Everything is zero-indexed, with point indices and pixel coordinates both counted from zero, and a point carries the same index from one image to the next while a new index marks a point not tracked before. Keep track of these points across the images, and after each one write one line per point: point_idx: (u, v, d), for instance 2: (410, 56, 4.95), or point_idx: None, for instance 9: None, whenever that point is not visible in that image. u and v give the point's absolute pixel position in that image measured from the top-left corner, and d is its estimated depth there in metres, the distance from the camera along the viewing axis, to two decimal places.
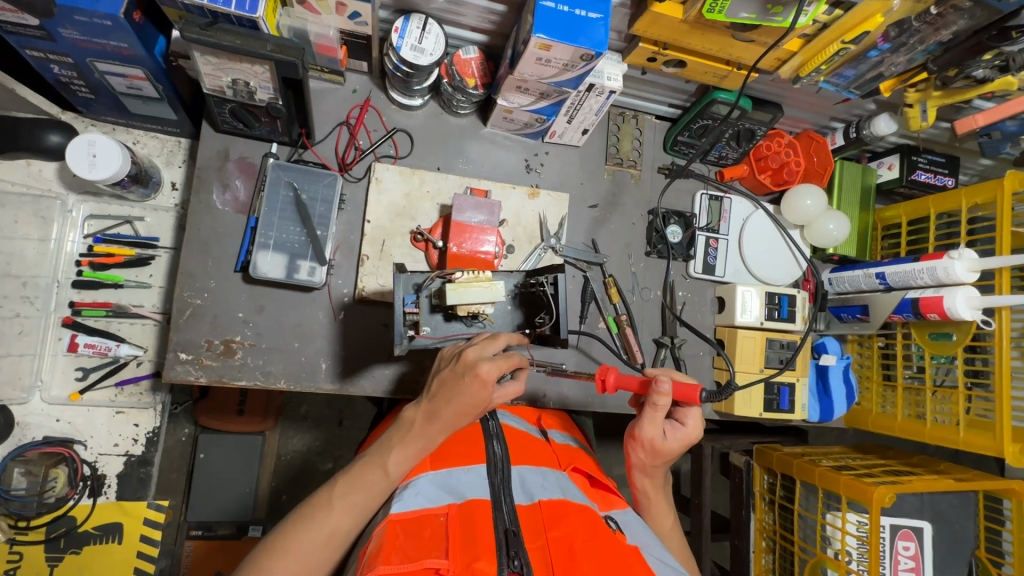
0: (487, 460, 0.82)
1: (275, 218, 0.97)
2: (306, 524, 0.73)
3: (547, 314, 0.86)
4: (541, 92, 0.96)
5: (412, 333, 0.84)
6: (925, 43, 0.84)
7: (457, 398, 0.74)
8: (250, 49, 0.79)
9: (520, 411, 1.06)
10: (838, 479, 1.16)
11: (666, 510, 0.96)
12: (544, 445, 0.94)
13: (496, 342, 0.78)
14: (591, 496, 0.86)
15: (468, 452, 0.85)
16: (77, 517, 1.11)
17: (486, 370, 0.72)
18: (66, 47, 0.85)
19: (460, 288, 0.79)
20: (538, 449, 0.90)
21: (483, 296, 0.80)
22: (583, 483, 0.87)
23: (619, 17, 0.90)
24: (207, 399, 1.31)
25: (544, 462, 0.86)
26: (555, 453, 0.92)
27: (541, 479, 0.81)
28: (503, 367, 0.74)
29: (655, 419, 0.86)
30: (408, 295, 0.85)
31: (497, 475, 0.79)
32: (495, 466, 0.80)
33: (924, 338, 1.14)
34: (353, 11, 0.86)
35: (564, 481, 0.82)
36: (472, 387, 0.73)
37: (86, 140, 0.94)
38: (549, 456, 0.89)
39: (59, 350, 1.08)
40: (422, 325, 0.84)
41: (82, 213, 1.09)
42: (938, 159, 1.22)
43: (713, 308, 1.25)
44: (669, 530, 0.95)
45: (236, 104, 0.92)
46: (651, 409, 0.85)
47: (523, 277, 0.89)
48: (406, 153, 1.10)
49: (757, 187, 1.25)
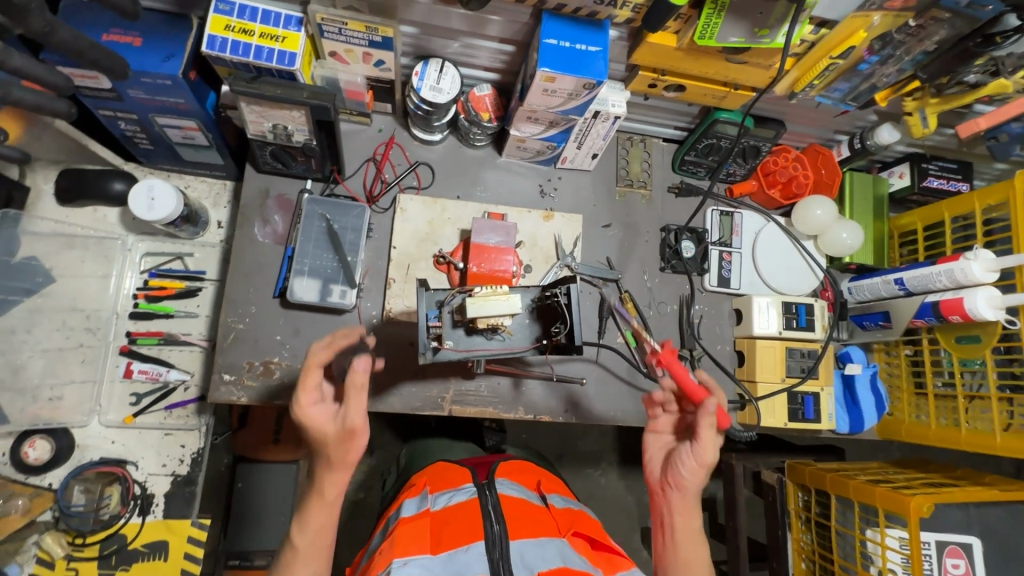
0: (483, 536, 0.81)
1: (310, 246, 1.06)
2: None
3: (562, 323, 0.90)
4: (550, 121, 1.04)
5: (436, 344, 0.89)
6: (912, 53, 0.86)
7: (335, 454, 0.75)
8: (290, 96, 0.90)
9: (519, 474, 1.03)
10: (873, 491, 1.14)
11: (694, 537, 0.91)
12: (544, 512, 0.92)
13: (305, 392, 0.74)
14: (594, 558, 0.85)
15: (465, 528, 0.83)
16: (127, 535, 1.12)
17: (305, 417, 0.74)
18: (132, 105, 0.98)
19: (480, 300, 0.84)
20: (537, 515, 0.89)
21: (501, 308, 0.85)
22: (585, 549, 0.86)
23: (618, 49, 0.97)
24: (246, 428, 1.37)
25: (542, 531, 0.85)
26: (555, 519, 0.91)
27: (540, 550, 0.81)
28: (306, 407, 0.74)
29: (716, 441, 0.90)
30: (432, 310, 0.91)
31: (496, 552, 0.79)
32: (493, 546, 0.79)
33: (950, 342, 1.13)
34: (378, 59, 0.97)
35: (565, 549, 0.82)
36: (337, 438, 0.75)
37: (145, 186, 1.06)
38: (548, 523, 0.89)
39: (117, 376, 1.16)
40: (445, 338, 0.89)
41: (140, 251, 1.21)
42: (949, 166, 1.25)
43: (731, 321, 1.26)
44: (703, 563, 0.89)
45: (276, 146, 1.02)
46: (704, 433, 0.88)
47: (539, 291, 0.94)
48: (428, 184, 1.19)
49: (768, 201, 1.30)
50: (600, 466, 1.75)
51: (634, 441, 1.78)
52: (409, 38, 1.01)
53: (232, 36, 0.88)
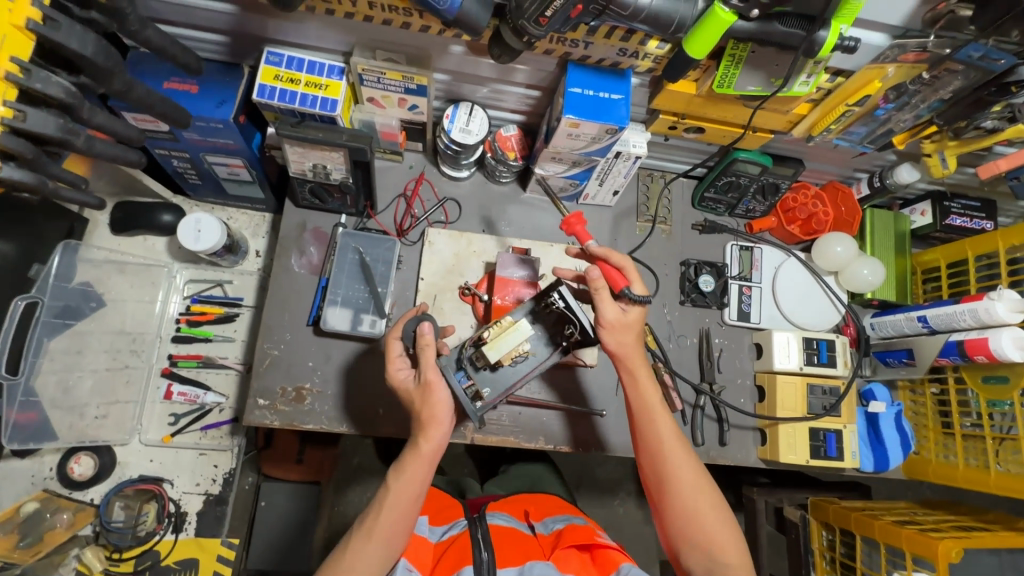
0: (472, 563, 0.82)
1: (343, 277, 1.12)
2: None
3: (572, 324, 0.95)
4: (573, 161, 1.09)
5: (478, 400, 0.94)
6: (927, 101, 0.89)
7: (424, 409, 0.88)
8: (331, 139, 0.97)
9: (508, 504, 1.05)
10: (900, 532, 1.12)
11: (680, 440, 0.91)
12: (533, 538, 0.93)
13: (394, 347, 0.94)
14: (586, 570, 0.85)
15: (456, 559, 0.84)
16: (161, 551, 1.16)
17: (397, 373, 0.94)
18: (186, 145, 1.07)
19: (495, 343, 0.91)
20: (525, 543, 0.90)
21: (515, 339, 0.92)
22: (575, 561, 0.86)
23: (640, 94, 1.01)
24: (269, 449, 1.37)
25: (530, 555, 0.86)
26: (543, 543, 0.92)
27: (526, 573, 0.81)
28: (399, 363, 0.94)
29: (604, 299, 0.91)
30: (457, 372, 0.95)
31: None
32: (479, 572, 0.81)
33: (977, 382, 1.13)
34: (412, 104, 1.04)
35: (551, 569, 0.82)
36: (421, 392, 0.90)
37: (194, 219, 1.15)
38: (536, 548, 0.89)
39: (157, 398, 1.23)
40: (482, 390, 0.94)
41: (184, 278, 1.28)
42: (972, 204, 1.26)
43: (752, 355, 1.27)
44: (701, 477, 0.89)
45: (315, 184, 1.09)
46: (603, 289, 0.91)
47: (533, 302, 0.98)
48: (455, 218, 1.24)
49: (788, 237, 1.32)
50: (620, 498, 1.75)
51: None
52: (441, 84, 1.07)
53: (280, 84, 0.96)
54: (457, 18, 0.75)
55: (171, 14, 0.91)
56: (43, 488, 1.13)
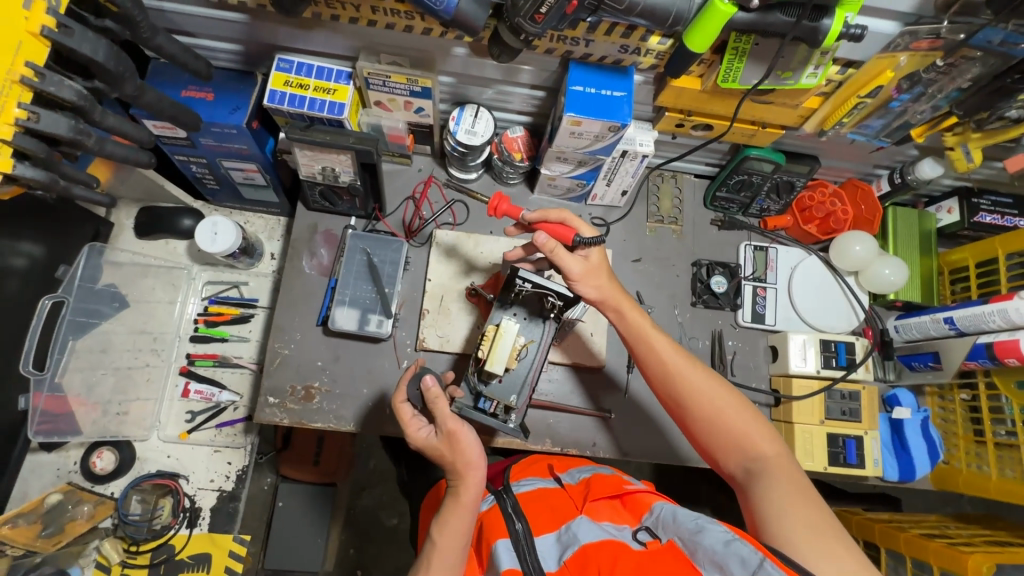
0: (508, 536, 0.82)
1: (351, 278, 1.14)
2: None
3: (551, 296, 0.96)
4: (579, 160, 1.08)
5: (510, 414, 0.95)
6: (944, 91, 0.85)
7: (455, 458, 0.85)
8: (338, 142, 0.99)
9: (530, 468, 1.02)
10: (927, 545, 1.06)
11: (685, 356, 0.91)
12: (561, 492, 0.91)
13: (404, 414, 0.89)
14: (619, 515, 0.82)
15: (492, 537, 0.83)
16: (176, 545, 1.18)
17: (419, 434, 0.88)
18: (203, 150, 1.10)
19: (493, 357, 0.91)
20: (554, 502, 0.88)
21: (507, 342, 0.91)
22: (607, 509, 0.83)
23: (645, 92, 1.00)
24: (289, 449, 1.41)
25: (561, 516, 0.84)
26: (570, 494, 0.89)
27: (561, 536, 0.79)
28: (414, 425, 0.89)
29: (562, 256, 0.90)
30: (477, 402, 0.95)
31: (522, 547, 0.79)
32: (518, 543, 0.80)
33: (1010, 388, 1.06)
34: (418, 106, 1.06)
35: (585, 523, 0.79)
36: (445, 443, 0.86)
37: (210, 222, 1.18)
38: (566, 504, 0.86)
39: (175, 395, 1.26)
40: (509, 401, 0.94)
41: (202, 280, 1.32)
42: (1003, 200, 1.19)
43: (767, 358, 1.23)
44: (714, 380, 0.89)
45: (325, 186, 1.12)
46: (557, 249, 0.89)
47: (500, 301, 0.99)
48: (463, 220, 1.25)
49: (805, 236, 1.28)
50: None
51: (671, 480, 1.73)
52: (446, 87, 1.09)
53: (290, 89, 0.99)
54: (455, 18, 0.76)
55: (188, 24, 0.95)
56: (68, 480, 1.18)
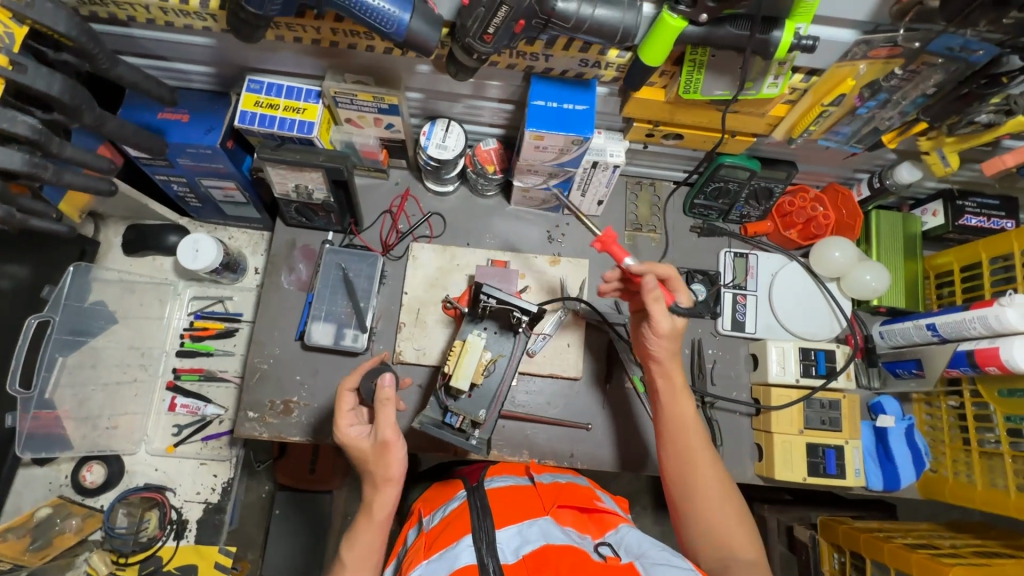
0: (470, 531, 0.78)
1: (327, 293, 1.16)
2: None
3: (516, 313, 0.96)
4: (549, 172, 1.08)
5: (476, 427, 0.96)
6: (909, 97, 0.84)
7: (377, 470, 0.86)
8: (308, 161, 1.00)
9: (506, 471, 1.03)
10: (909, 556, 1.04)
11: (711, 450, 0.93)
12: (532, 492, 0.92)
13: (344, 401, 0.91)
14: (584, 526, 0.84)
15: (456, 528, 0.81)
16: (163, 557, 1.22)
17: (348, 430, 0.90)
18: (181, 170, 1.13)
19: (459, 373, 0.92)
20: (523, 500, 0.88)
21: (473, 358, 0.93)
22: (573, 518, 0.84)
23: (611, 103, 1.00)
24: (284, 459, 1.36)
25: (527, 514, 0.83)
26: (540, 498, 0.88)
27: (523, 533, 0.78)
28: (348, 420, 0.91)
29: (659, 308, 0.93)
30: (444, 416, 0.96)
31: (481, 541, 0.75)
32: (477, 536, 0.77)
33: (993, 395, 1.03)
34: (388, 122, 1.07)
35: (549, 526, 0.79)
36: (375, 451, 0.86)
37: (192, 240, 1.20)
38: (535, 503, 0.86)
39: (162, 409, 1.29)
40: (476, 416, 0.96)
41: (188, 295, 1.35)
42: (990, 202, 1.17)
43: (748, 366, 1.22)
44: (725, 482, 0.90)
45: (299, 204, 1.13)
46: (659, 300, 0.93)
47: (470, 317, 1.00)
48: (440, 233, 1.25)
49: (786, 242, 1.26)
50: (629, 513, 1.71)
51: (664, 486, 1.72)
52: (417, 102, 1.09)
53: (260, 110, 1.00)
54: (407, 38, 0.77)
55: (158, 49, 0.97)
56: (59, 493, 1.21)
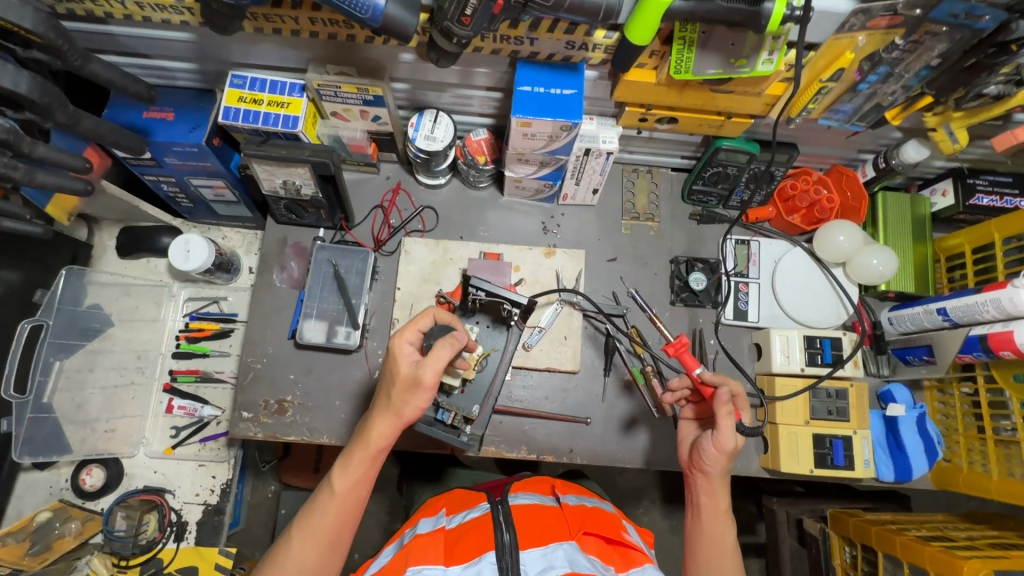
0: (494, 547, 0.78)
1: (318, 290, 1.14)
2: (276, 565, 0.76)
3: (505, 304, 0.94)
4: (540, 161, 1.05)
5: (470, 423, 0.95)
6: (912, 70, 0.80)
7: (396, 399, 0.80)
8: (293, 156, 0.98)
9: (532, 484, 1.00)
10: (922, 550, 1.01)
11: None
12: (557, 511, 0.89)
13: (417, 322, 0.85)
14: (608, 557, 0.81)
15: (478, 540, 0.80)
16: (164, 559, 1.21)
17: (395, 345, 0.82)
18: (170, 170, 1.11)
19: (448, 369, 0.90)
20: (549, 520, 0.85)
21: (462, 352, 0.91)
22: (598, 547, 0.82)
23: (602, 88, 0.97)
24: (289, 458, 1.48)
25: (552, 536, 0.80)
26: (566, 519, 0.86)
27: (548, 555, 0.76)
28: (404, 335, 0.83)
29: (727, 423, 0.89)
30: (438, 412, 0.95)
31: (505, 560, 0.75)
32: (502, 556, 0.76)
33: (1008, 381, 0.99)
34: (374, 115, 1.04)
35: (574, 552, 0.77)
36: (403, 379, 0.80)
37: (183, 240, 1.19)
38: (561, 525, 0.84)
39: (160, 412, 1.29)
40: (469, 413, 0.95)
41: (183, 296, 1.35)
42: (1003, 180, 1.12)
43: (751, 356, 1.18)
44: None
45: (288, 200, 1.12)
46: (729, 415, 0.89)
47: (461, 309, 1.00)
48: (432, 227, 1.23)
49: (790, 227, 1.22)
50: (635, 508, 1.68)
51: (670, 479, 1.70)
52: (403, 93, 1.07)
53: (244, 106, 0.98)
54: (383, 24, 0.75)
55: (140, 46, 0.96)
56: (59, 497, 1.21)
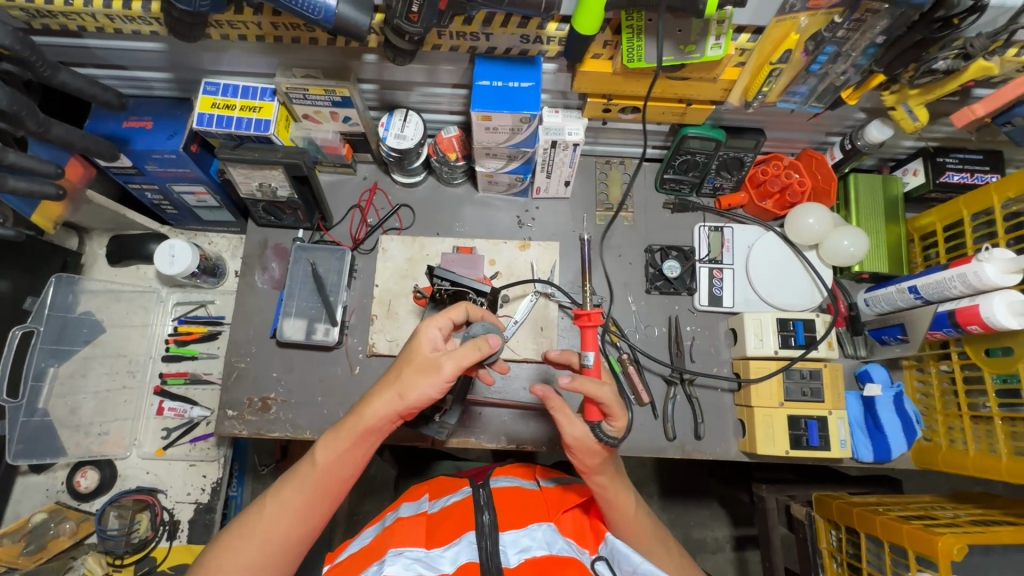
0: (475, 528, 0.79)
1: (298, 289, 1.17)
2: (246, 526, 0.78)
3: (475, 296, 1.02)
4: (508, 155, 1.07)
5: (441, 413, 1.01)
6: (859, 48, 0.81)
7: (405, 376, 0.79)
8: (265, 159, 1.01)
9: (515, 470, 0.99)
10: (900, 528, 1.00)
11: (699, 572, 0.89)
12: (537, 493, 0.89)
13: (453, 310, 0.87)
14: (582, 537, 0.84)
15: (458, 522, 0.81)
16: (157, 557, 1.23)
17: (426, 327, 0.82)
18: (152, 178, 1.14)
19: None
20: (528, 502, 0.86)
21: None
22: (573, 527, 0.85)
23: (563, 80, 0.98)
24: (287, 459, 1.50)
25: (532, 517, 0.81)
26: (545, 501, 0.87)
27: (528, 537, 0.77)
28: (438, 321, 0.83)
29: (566, 417, 0.79)
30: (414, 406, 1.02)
31: (486, 540, 0.76)
32: (482, 536, 0.77)
33: (980, 356, 0.99)
34: (345, 116, 1.07)
35: (552, 533, 0.79)
36: (421, 358, 0.80)
37: (168, 246, 1.22)
38: (539, 507, 0.85)
39: (151, 413, 1.32)
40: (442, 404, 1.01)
41: (172, 301, 1.37)
42: (973, 157, 1.12)
43: (728, 341, 1.19)
44: None
45: (266, 202, 1.14)
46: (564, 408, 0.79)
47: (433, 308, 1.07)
48: (409, 224, 1.26)
49: (763, 212, 1.23)
50: None
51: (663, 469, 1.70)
52: (373, 94, 1.10)
53: (217, 111, 1.01)
54: (336, 25, 0.77)
55: (116, 58, 0.99)
56: (56, 499, 1.25)
